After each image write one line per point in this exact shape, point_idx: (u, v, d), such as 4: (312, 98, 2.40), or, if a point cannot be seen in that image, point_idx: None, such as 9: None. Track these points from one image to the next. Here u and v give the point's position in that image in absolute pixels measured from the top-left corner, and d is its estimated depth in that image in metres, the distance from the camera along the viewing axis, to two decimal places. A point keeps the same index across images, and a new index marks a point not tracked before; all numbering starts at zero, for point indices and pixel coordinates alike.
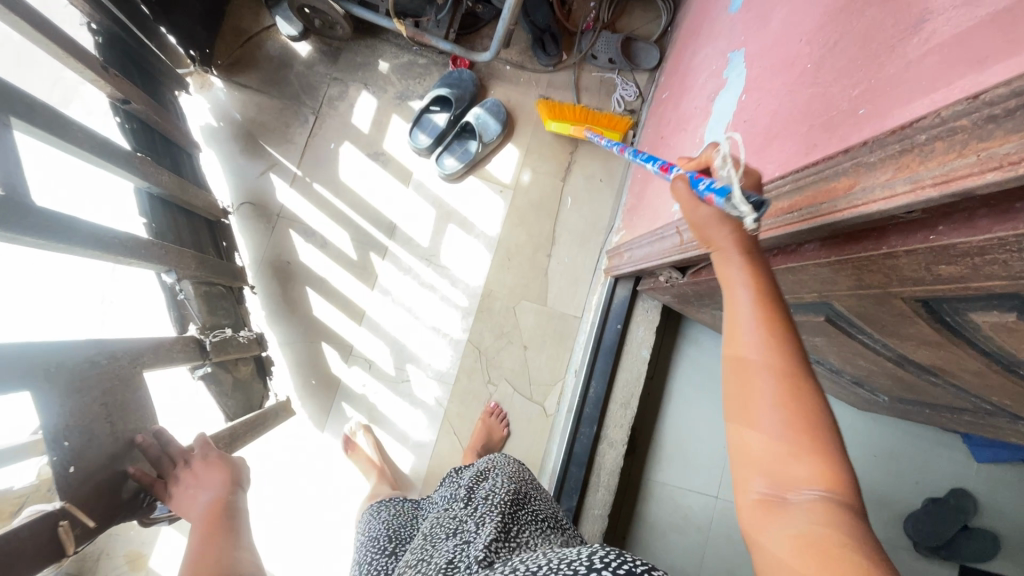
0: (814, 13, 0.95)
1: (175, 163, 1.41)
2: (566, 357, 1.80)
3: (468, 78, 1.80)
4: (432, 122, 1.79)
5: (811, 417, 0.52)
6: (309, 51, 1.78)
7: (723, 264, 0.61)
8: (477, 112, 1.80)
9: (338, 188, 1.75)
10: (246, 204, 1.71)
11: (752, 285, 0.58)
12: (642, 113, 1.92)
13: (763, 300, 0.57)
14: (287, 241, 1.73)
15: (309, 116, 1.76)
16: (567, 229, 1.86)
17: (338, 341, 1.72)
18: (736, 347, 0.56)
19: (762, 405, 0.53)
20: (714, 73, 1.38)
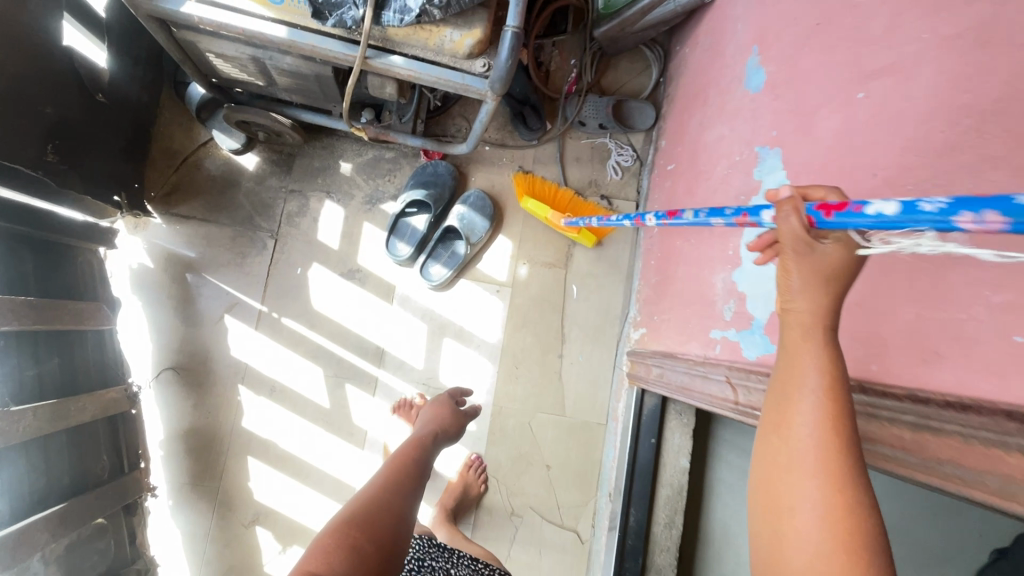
0: (891, 140, 0.68)
1: (69, 362, 1.13)
2: (595, 471, 1.60)
3: (447, 170, 1.59)
4: (405, 223, 1.57)
5: (858, 537, 0.41)
6: (258, 163, 1.54)
7: (792, 341, 0.47)
8: (456, 210, 1.58)
9: (311, 319, 1.52)
10: (168, 370, 1.45)
11: (822, 368, 0.45)
12: (644, 179, 1.70)
13: (830, 395, 0.44)
14: (235, 397, 1.48)
15: (266, 240, 1.52)
16: (576, 324, 1.65)
17: (275, 524, 1.44)
18: (783, 438, 0.45)
19: (799, 512, 0.43)
20: (736, 165, 1.16)
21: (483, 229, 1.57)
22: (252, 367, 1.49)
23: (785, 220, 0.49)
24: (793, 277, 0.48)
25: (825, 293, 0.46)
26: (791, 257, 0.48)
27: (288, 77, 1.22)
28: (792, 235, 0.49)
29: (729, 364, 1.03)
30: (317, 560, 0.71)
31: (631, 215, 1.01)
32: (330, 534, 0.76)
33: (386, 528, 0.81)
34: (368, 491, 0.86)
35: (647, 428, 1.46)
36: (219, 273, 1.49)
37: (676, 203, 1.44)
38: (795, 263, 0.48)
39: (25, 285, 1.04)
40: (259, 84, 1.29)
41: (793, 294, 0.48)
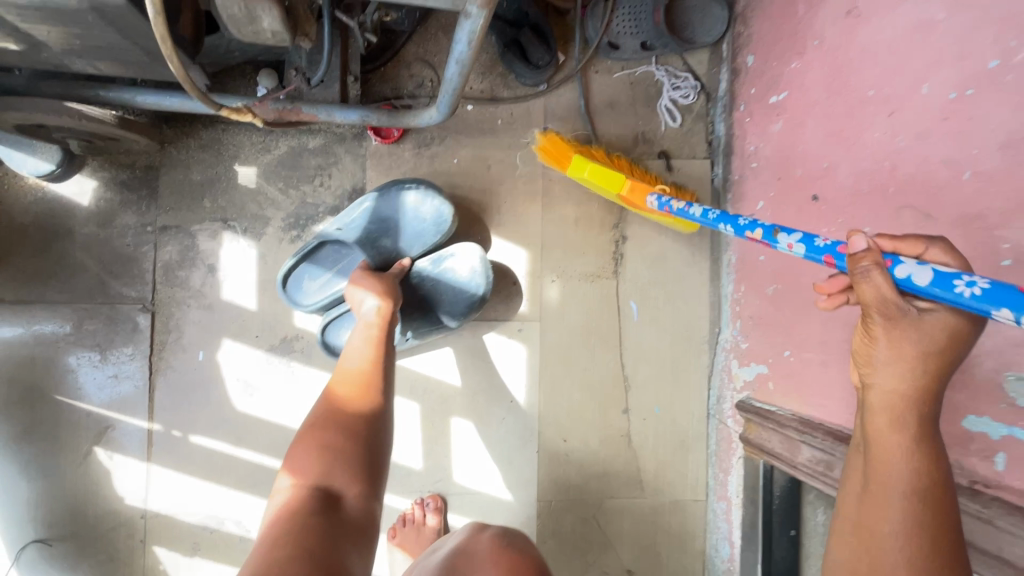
0: None
1: None
2: (699, 568, 1.09)
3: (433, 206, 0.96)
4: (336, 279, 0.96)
5: (943, 529, 0.44)
6: (94, 191, 0.92)
7: (880, 436, 0.46)
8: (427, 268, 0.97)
9: (235, 430, 0.95)
10: (36, 544, 0.90)
11: (916, 466, 0.45)
12: (717, 121, 1.10)
13: (923, 495, 0.45)
14: (150, 566, 0.92)
15: (136, 316, 0.93)
16: (644, 363, 1.08)
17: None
18: (872, 550, 0.46)
19: (892, 505, 0.45)
20: (987, 80, 0.57)
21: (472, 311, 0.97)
22: (157, 524, 0.92)
23: (869, 281, 0.45)
24: (880, 349, 0.46)
25: (910, 377, 0.45)
26: (880, 323, 0.46)
27: (42, 22, 0.58)
28: (880, 301, 0.45)
29: None
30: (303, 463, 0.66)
31: (996, 292, 0.39)
32: (310, 440, 0.68)
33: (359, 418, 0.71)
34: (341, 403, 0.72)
35: (781, 519, 0.91)
36: (71, 382, 0.91)
37: (802, 160, 0.85)
38: (884, 330, 0.45)
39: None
40: (14, 48, 0.65)
41: (876, 368, 0.46)
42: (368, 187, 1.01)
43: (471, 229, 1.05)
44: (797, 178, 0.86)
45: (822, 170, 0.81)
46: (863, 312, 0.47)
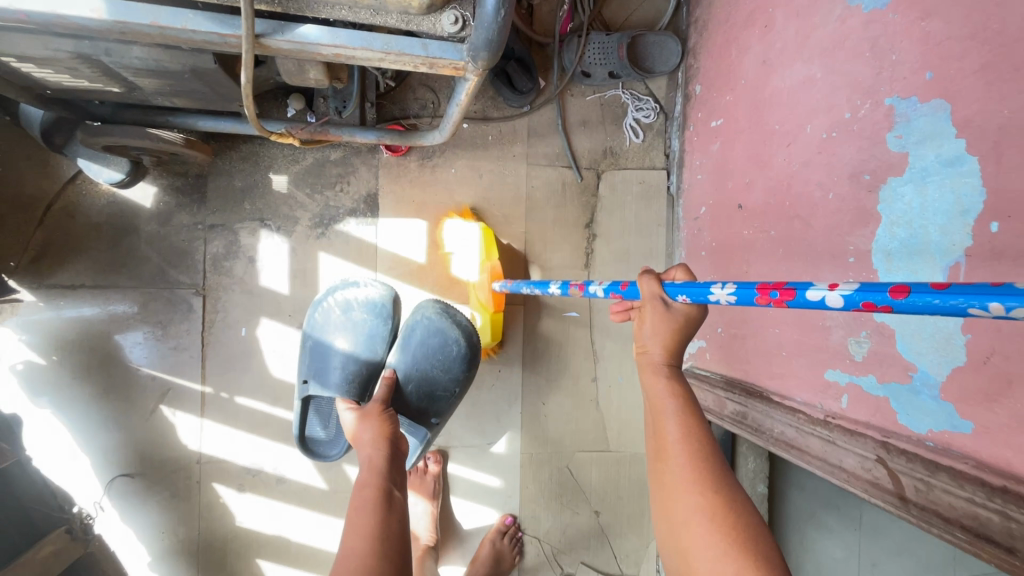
0: None
1: None
2: (654, 507, 1.33)
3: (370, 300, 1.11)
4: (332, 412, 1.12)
5: (714, 476, 0.49)
6: (155, 195, 1.11)
7: (651, 385, 0.55)
8: (402, 357, 1.10)
9: (272, 392, 1.16)
10: (121, 479, 1.11)
11: (678, 401, 0.53)
12: (673, 138, 1.31)
13: (692, 419, 0.52)
14: (212, 499, 1.14)
15: (190, 298, 1.13)
16: (610, 339, 1.30)
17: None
18: (665, 467, 0.51)
19: (672, 456, 0.51)
20: (844, 126, 0.79)
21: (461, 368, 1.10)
22: (211, 468, 1.14)
23: (646, 284, 0.58)
24: (646, 325, 0.57)
25: (667, 340, 0.57)
26: (649, 311, 0.57)
27: (149, 77, 0.77)
28: (652, 295, 0.58)
29: (877, 437, 0.71)
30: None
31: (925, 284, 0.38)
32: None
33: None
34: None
35: None
36: (139, 351, 1.11)
37: (732, 175, 1.07)
38: (648, 313, 0.57)
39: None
40: (115, 90, 0.84)
41: (647, 340, 0.57)
42: (380, 192, 1.21)
43: None
44: (728, 189, 1.08)
45: (744, 184, 1.03)
46: (641, 315, 0.58)
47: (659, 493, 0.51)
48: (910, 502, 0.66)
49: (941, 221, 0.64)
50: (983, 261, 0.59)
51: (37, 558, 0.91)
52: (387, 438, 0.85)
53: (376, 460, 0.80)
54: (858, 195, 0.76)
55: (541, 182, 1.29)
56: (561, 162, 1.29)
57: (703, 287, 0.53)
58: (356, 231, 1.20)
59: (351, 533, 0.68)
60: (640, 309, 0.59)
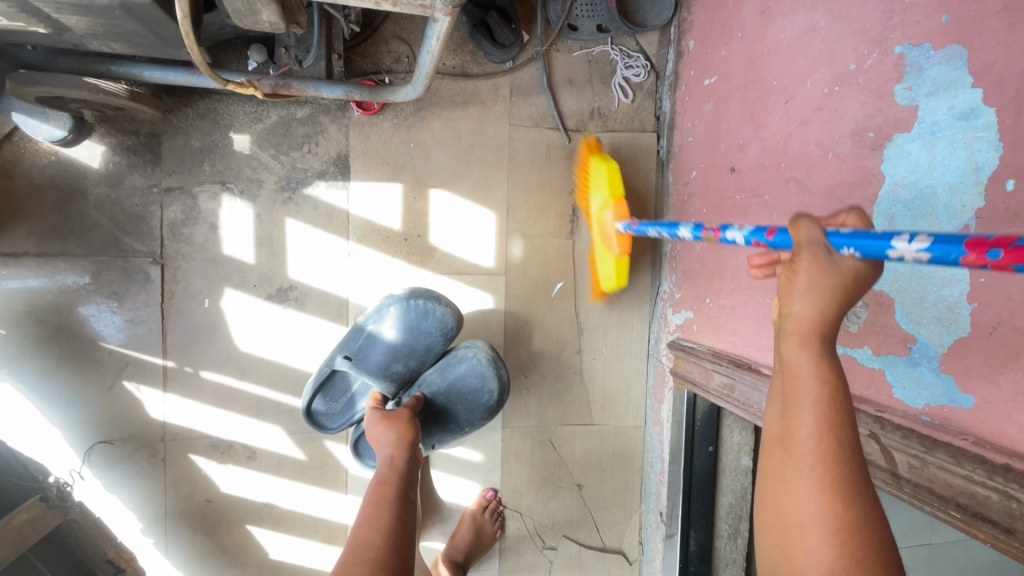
0: None
1: None
2: (638, 481, 1.31)
3: (440, 321, 1.07)
4: (351, 400, 1.10)
5: (846, 473, 0.39)
6: (103, 155, 1.02)
7: (794, 353, 0.42)
8: (436, 380, 1.09)
9: (240, 367, 1.10)
10: (101, 443, 1.06)
11: (825, 387, 0.41)
12: (665, 97, 1.24)
13: (834, 408, 0.40)
14: (192, 468, 1.09)
15: (147, 267, 1.05)
16: (595, 311, 1.26)
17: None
18: (790, 454, 0.41)
19: (802, 444, 0.40)
20: (847, 79, 0.73)
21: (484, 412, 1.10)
22: (179, 445, 1.08)
23: (806, 231, 0.44)
24: (799, 277, 0.42)
25: (823, 301, 0.42)
26: (801, 262, 0.43)
27: (75, 14, 0.68)
28: (811, 242, 0.43)
29: (870, 411, 0.68)
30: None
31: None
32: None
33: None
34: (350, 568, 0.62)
35: (700, 436, 1.13)
36: (94, 324, 1.04)
37: (725, 137, 1.01)
38: (805, 262, 0.42)
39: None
40: (42, 32, 0.75)
41: (796, 295, 0.43)
42: (352, 154, 1.13)
43: (445, 194, 1.18)
44: (721, 152, 1.02)
45: (738, 146, 0.97)
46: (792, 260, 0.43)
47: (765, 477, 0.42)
48: (903, 479, 0.63)
49: (950, 179, 0.59)
50: (994, 223, 0.54)
51: (10, 528, 0.85)
52: (410, 442, 0.86)
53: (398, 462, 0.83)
54: (860, 154, 0.70)
55: (525, 144, 1.21)
56: (546, 124, 1.22)
57: (882, 239, 0.41)
58: (325, 196, 1.13)
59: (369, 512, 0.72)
60: (787, 258, 0.44)
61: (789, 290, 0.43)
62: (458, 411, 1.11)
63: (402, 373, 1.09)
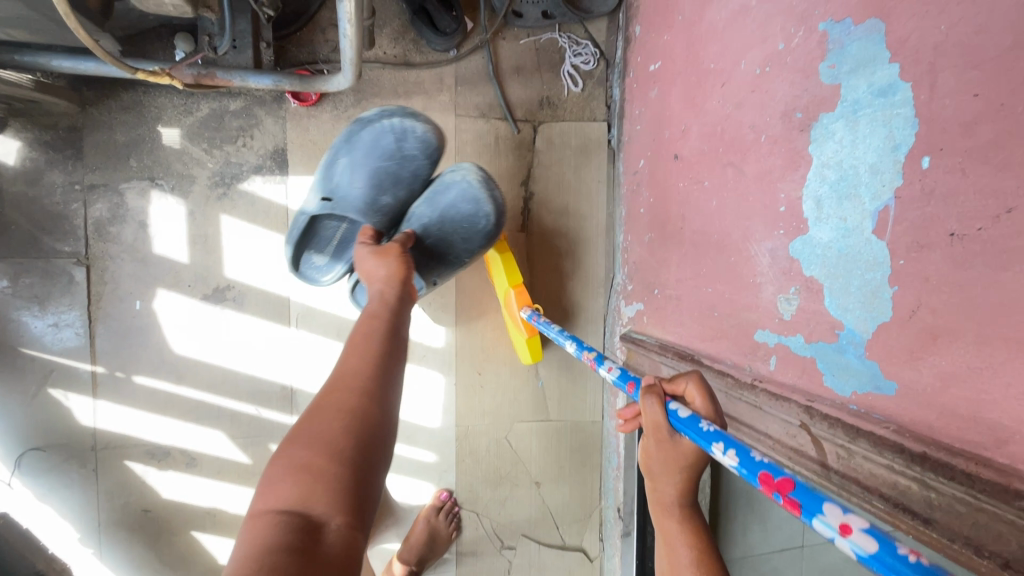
0: None
1: None
2: (597, 477, 1.29)
3: (422, 144, 0.96)
4: (343, 244, 0.98)
5: None
6: (19, 150, 0.97)
7: (663, 522, 0.60)
8: (427, 212, 0.96)
9: (176, 371, 1.06)
10: (35, 449, 1.00)
11: (693, 547, 0.57)
12: (615, 86, 1.21)
13: (702, 566, 0.56)
14: (128, 478, 1.04)
15: (73, 269, 1.00)
16: (549, 304, 1.23)
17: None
18: None
19: None
20: (777, 59, 0.70)
21: (478, 203, 0.95)
22: (111, 453, 1.03)
23: (648, 410, 0.55)
24: (654, 459, 0.57)
25: (680, 479, 0.57)
26: (653, 446, 0.56)
27: None
28: (656, 424, 0.55)
29: (801, 401, 0.66)
30: (281, 492, 0.46)
31: None
32: (290, 450, 0.49)
33: (343, 433, 0.50)
34: (332, 414, 0.51)
35: None
36: (19, 330, 0.99)
37: (669, 124, 0.98)
38: (653, 445, 0.56)
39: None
40: None
41: (659, 474, 0.58)
42: (290, 148, 1.09)
43: None
44: (666, 139, 0.99)
45: (680, 132, 0.94)
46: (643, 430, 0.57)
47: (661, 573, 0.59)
48: (832, 469, 0.61)
49: (872, 158, 0.57)
50: (912, 202, 0.52)
51: None
52: (405, 279, 0.70)
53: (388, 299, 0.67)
54: (790, 136, 0.68)
55: (472, 135, 1.18)
56: (494, 114, 1.19)
57: (704, 442, 0.50)
58: (261, 191, 1.08)
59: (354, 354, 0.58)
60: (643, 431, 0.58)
61: (647, 450, 0.57)
62: (454, 243, 0.97)
63: (390, 207, 0.96)
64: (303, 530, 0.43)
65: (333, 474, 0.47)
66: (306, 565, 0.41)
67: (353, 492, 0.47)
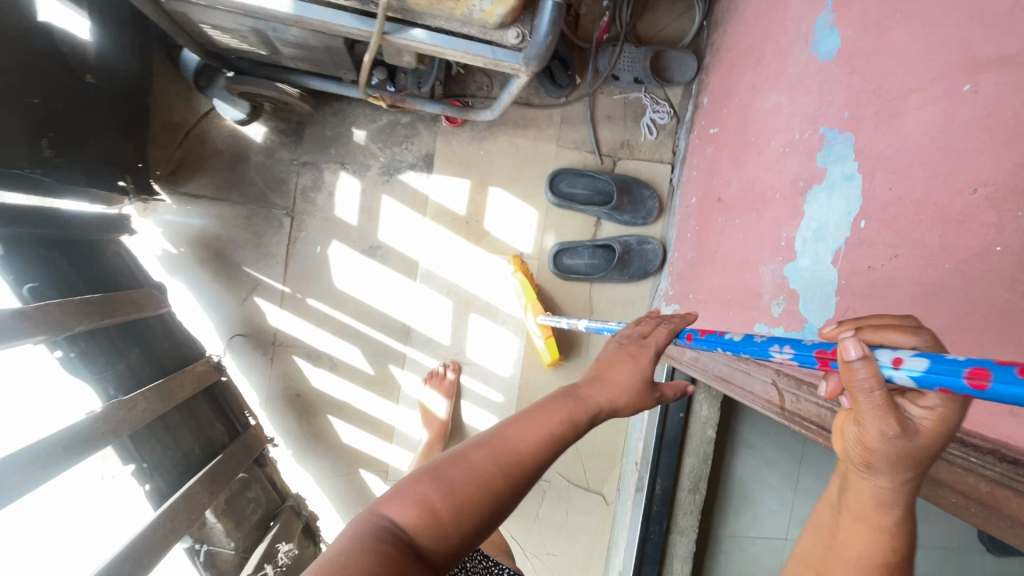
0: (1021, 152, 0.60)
1: (149, 342, 1.09)
2: (622, 439, 1.65)
3: (650, 208, 1.56)
4: (575, 198, 1.53)
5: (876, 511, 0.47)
6: (265, 133, 1.43)
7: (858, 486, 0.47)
8: (631, 238, 1.55)
9: (335, 299, 1.48)
10: (239, 336, 1.43)
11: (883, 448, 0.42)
12: (681, 138, 1.57)
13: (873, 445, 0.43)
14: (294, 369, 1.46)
15: (282, 219, 1.45)
16: (605, 298, 1.59)
17: (357, 477, 1.47)
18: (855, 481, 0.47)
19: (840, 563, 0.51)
20: (794, 144, 1.05)
21: (655, 260, 1.55)
22: (282, 349, 1.45)
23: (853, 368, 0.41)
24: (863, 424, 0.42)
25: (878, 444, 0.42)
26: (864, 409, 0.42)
27: (290, 46, 1.08)
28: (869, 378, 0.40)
29: (774, 367, 1.00)
30: (398, 513, 0.51)
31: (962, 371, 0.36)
32: (433, 472, 0.54)
33: (475, 511, 0.53)
34: (478, 476, 0.54)
35: (675, 403, 1.47)
36: (242, 252, 1.43)
37: (718, 174, 1.33)
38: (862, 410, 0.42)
39: (73, 284, 1.00)
40: (261, 52, 1.14)
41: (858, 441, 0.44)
42: (436, 155, 1.51)
43: (501, 191, 1.54)
44: (714, 184, 1.34)
45: (725, 181, 1.30)
46: (856, 414, 0.42)
47: (820, 533, 0.54)
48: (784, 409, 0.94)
49: (837, 218, 0.91)
50: (853, 246, 0.86)
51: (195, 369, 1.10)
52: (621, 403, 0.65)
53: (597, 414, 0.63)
54: (794, 196, 1.03)
55: (567, 162, 1.57)
56: (586, 148, 1.57)
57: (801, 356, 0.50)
58: (412, 181, 1.50)
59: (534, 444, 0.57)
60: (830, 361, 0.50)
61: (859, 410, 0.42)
62: (630, 262, 1.54)
63: (621, 219, 1.54)
64: (401, 566, 0.47)
65: (442, 530, 0.51)
66: None
67: (447, 551, 0.51)
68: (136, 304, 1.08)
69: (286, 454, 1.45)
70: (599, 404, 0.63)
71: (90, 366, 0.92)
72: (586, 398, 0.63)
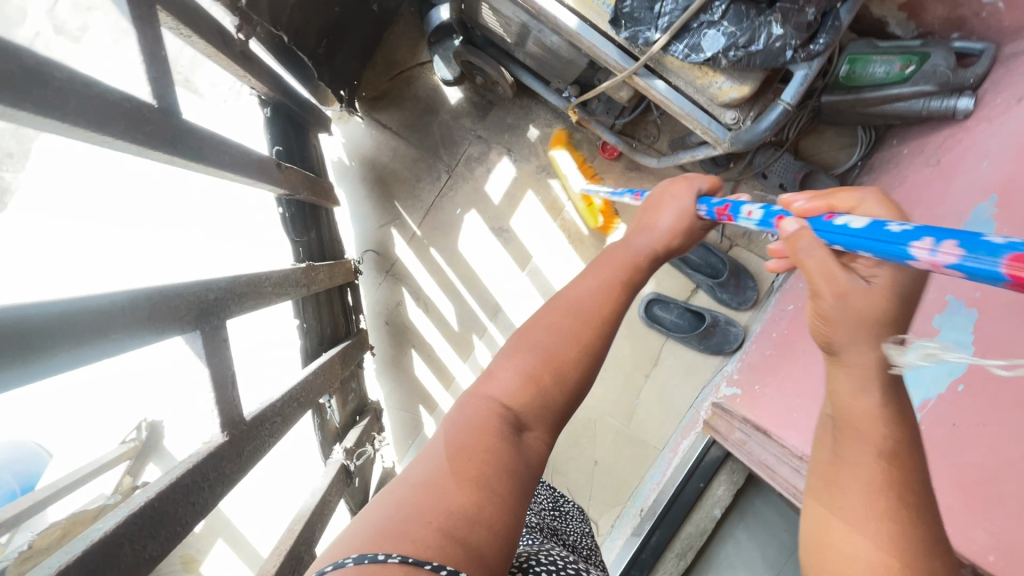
0: None
1: (321, 228, 1.27)
2: (634, 484, 1.77)
3: (747, 298, 1.71)
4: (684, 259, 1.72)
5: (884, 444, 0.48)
6: (459, 99, 1.61)
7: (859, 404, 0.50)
8: (720, 315, 1.71)
9: (452, 257, 1.63)
10: (371, 253, 1.62)
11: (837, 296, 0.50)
12: None
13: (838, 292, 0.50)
14: (398, 299, 1.63)
15: (441, 173, 1.62)
16: (672, 356, 1.76)
17: (415, 413, 1.61)
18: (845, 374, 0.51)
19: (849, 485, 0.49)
20: None
21: (734, 342, 1.69)
22: (394, 278, 1.62)
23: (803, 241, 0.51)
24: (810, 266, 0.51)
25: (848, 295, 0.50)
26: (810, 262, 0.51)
27: (537, 46, 1.26)
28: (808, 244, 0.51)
29: None
30: (499, 392, 0.58)
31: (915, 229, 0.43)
32: (518, 360, 0.61)
33: (566, 372, 0.60)
34: (560, 345, 0.61)
35: (700, 473, 1.56)
36: (398, 187, 1.62)
37: None
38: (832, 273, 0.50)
39: (293, 155, 1.18)
40: (505, 38, 1.33)
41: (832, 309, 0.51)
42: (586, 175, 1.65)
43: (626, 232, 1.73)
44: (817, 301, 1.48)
45: None
46: (812, 288, 0.52)
47: (818, 504, 0.51)
48: None
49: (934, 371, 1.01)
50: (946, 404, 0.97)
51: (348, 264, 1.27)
52: (674, 239, 0.78)
53: (648, 259, 0.75)
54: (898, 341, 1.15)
55: None
56: None
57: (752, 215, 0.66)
58: (557, 188, 1.63)
59: (597, 294, 0.66)
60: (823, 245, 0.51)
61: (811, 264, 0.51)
62: (713, 336, 1.70)
63: (718, 298, 1.71)
64: (512, 439, 0.54)
65: (544, 395, 0.59)
66: (505, 454, 0.52)
67: (550, 414, 0.59)
68: (327, 195, 1.25)
69: (371, 367, 1.62)
70: (644, 246, 0.75)
71: (293, 229, 1.09)
72: (635, 248, 0.75)
